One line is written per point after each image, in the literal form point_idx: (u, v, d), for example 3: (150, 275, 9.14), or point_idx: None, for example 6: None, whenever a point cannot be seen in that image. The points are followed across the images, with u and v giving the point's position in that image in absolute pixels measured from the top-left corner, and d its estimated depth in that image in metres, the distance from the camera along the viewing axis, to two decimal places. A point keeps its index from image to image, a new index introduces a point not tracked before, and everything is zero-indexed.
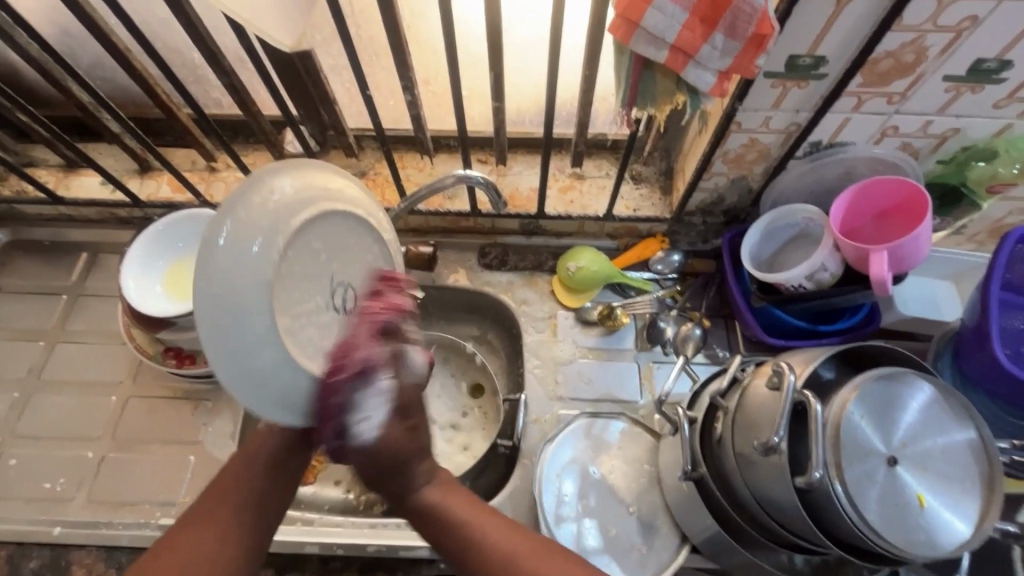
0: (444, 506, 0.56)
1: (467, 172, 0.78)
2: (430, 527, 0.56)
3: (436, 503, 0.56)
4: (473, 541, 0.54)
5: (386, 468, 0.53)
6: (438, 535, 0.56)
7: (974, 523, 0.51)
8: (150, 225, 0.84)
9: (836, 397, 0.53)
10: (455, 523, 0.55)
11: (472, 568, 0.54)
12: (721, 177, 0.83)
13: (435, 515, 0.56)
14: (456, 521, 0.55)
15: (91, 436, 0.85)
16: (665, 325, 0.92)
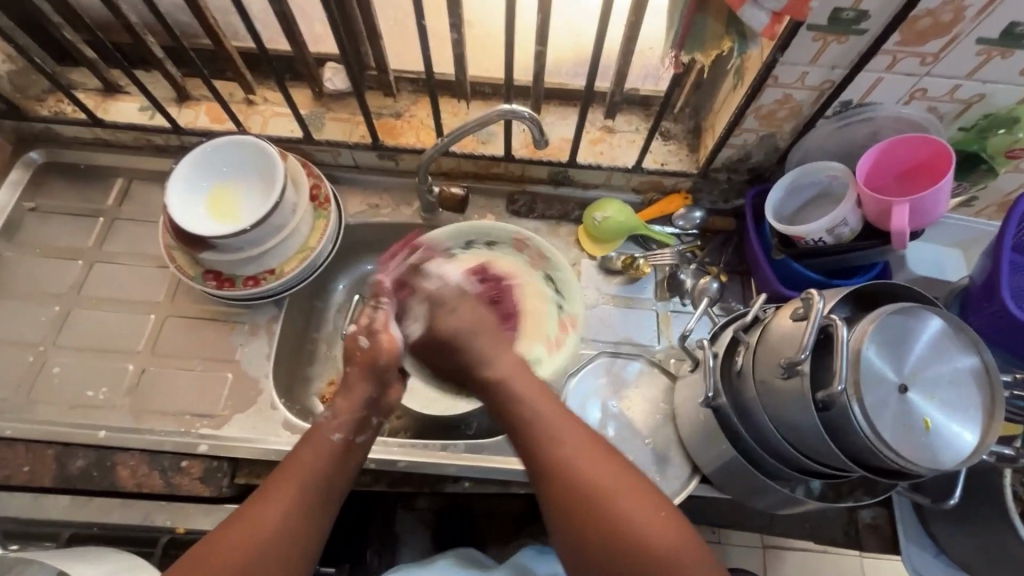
0: (516, 379, 0.69)
1: (512, 107, 0.77)
2: (495, 396, 0.69)
3: (503, 376, 0.70)
4: (540, 428, 0.64)
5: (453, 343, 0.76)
6: (507, 404, 0.67)
7: (976, 440, 0.56)
8: (195, 148, 0.85)
9: (856, 327, 0.57)
10: (523, 401, 0.67)
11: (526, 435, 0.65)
12: (751, 134, 0.86)
13: (498, 375, 0.70)
14: (535, 418, 0.65)
15: (130, 350, 0.88)
16: (684, 277, 0.97)
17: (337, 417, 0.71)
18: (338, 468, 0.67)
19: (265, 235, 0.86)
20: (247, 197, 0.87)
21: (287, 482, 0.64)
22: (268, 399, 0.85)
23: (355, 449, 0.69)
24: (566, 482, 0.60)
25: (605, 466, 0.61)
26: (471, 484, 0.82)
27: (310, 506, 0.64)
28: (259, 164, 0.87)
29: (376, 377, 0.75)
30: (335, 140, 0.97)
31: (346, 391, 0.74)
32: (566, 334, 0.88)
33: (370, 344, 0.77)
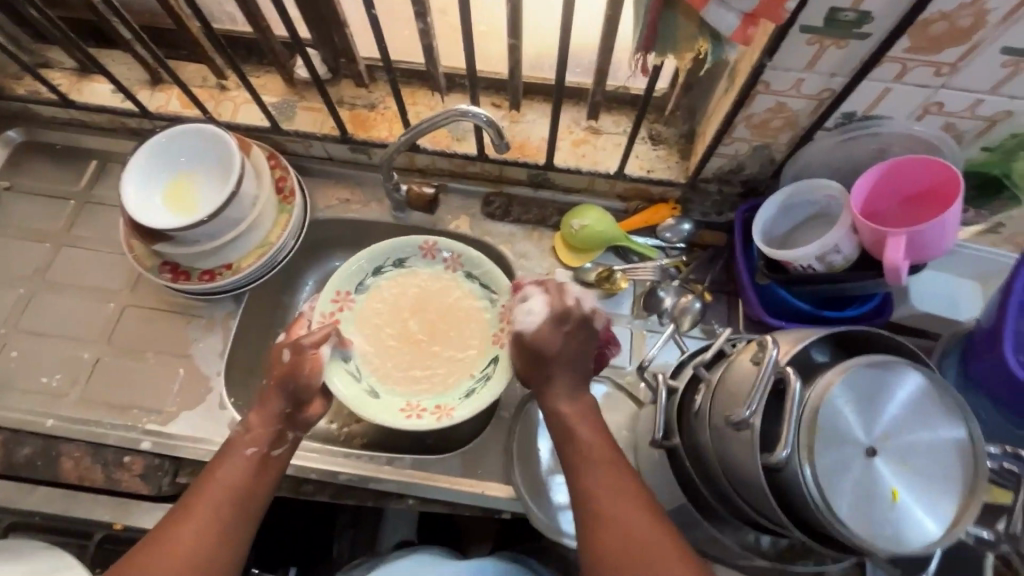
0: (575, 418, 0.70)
1: (468, 108, 0.73)
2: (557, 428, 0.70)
3: (565, 414, 0.70)
4: (584, 467, 0.65)
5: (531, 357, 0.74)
6: (565, 440, 0.69)
7: (946, 522, 0.49)
8: (149, 139, 0.83)
9: (820, 379, 0.50)
10: (580, 440, 0.68)
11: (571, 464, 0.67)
12: (743, 144, 0.78)
13: (561, 411, 0.71)
14: (586, 449, 0.67)
15: (87, 339, 0.87)
16: (664, 295, 0.89)
17: (250, 431, 0.70)
18: (254, 484, 0.67)
19: (221, 229, 0.82)
20: (206, 189, 0.85)
21: (204, 504, 0.64)
22: (217, 398, 0.83)
23: (270, 464, 0.70)
24: (588, 511, 0.63)
25: (618, 494, 0.62)
26: (416, 502, 0.79)
27: (228, 526, 0.64)
28: (218, 155, 0.84)
29: (290, 395, 0.74)
30: (304, 130, 0.94)
31: (260, 404, 0.73)
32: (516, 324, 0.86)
33: (295, 358, 0.76)
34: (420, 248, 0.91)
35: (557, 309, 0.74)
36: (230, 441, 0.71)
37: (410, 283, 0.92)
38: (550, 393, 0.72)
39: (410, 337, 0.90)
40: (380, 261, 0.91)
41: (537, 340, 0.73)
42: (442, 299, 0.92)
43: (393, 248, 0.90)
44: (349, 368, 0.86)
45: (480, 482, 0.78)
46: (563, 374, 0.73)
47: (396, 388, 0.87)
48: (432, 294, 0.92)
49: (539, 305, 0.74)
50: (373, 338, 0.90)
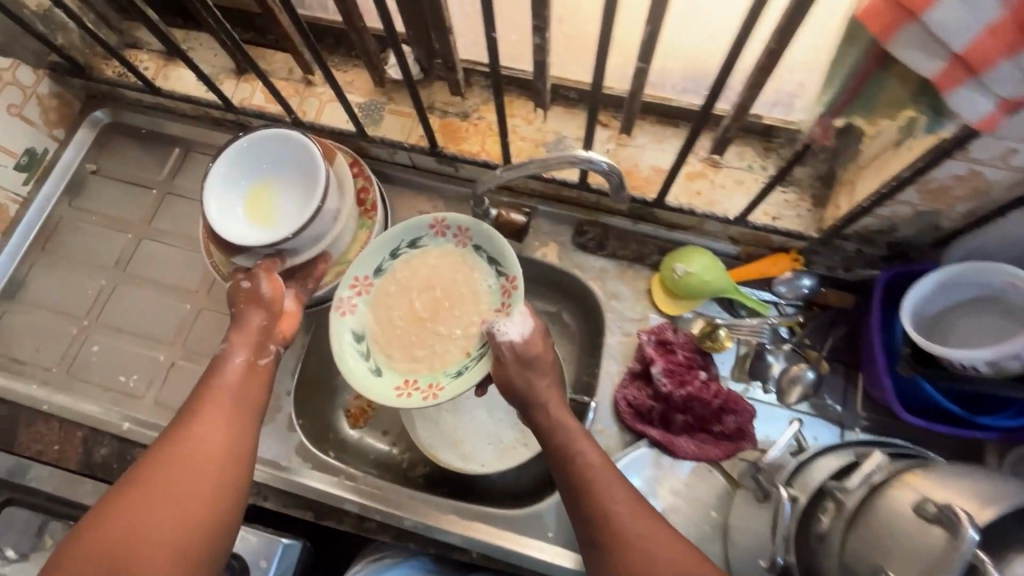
0: (558, 404, 0.68)
1: (589, 156, 0.62)
2: (547, 441, 0.67)
3: (549, 418, 0.68)
4: (586, 473, 0.63)
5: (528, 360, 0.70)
6: (559, 458, 0.65)
7: None
8: (233, 142, 0.78)
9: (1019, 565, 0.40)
10: (574, 448, 0.64)
11: (557, 463, 0.65)
12: (905, 207, 0.66)
13: (550, 415, 0.68)
14: (579, 458, 0.64)
15: (162, 340, 0.86)
16: (773, 360, 0.80)
17: (231, 344, 0.70)
18: (251, 389, 0.68)
19: (304, 246, 0.76)
20: (286, 199, 0.79)
21: (200, 412, 0.63)
22: (285, 419, 0.81)
23: (260, 370, 0.70)
24: (606, 528, 0.59)
25: (608, 484, 0.62)
26: (479, 556, 0.75)
27: (233, 428, 0.63)
28: (300, 163, 0.78)
29: (253, 339, 0.71)
30: (391, 137, 0.87)
31: (237, 325, 0.72)
32: (514, 300, 0.75)
33: (254, 284, 0.74)
34: (429, 227, 0.82)
35: (540, 324, 0.73)
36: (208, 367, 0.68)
37: (425, 265, 0.82)
38: (551, 405, 0.68)
39: (415, 317, 0.80)
40: (395, 243, 0.82)
41: (529, 349, 0.70)
42: (453, 278, 0.81)
43: (402, 228, 0.81)
44: (356, 348, 0.79)
45: (552, 547, 0.73)
46: (541, 383, 0.69)
47: (396, 366, 0.78)
48: (444, 274, 0.82)
49: (525, 323, 0.72)
50: (381, 320, 0.81)
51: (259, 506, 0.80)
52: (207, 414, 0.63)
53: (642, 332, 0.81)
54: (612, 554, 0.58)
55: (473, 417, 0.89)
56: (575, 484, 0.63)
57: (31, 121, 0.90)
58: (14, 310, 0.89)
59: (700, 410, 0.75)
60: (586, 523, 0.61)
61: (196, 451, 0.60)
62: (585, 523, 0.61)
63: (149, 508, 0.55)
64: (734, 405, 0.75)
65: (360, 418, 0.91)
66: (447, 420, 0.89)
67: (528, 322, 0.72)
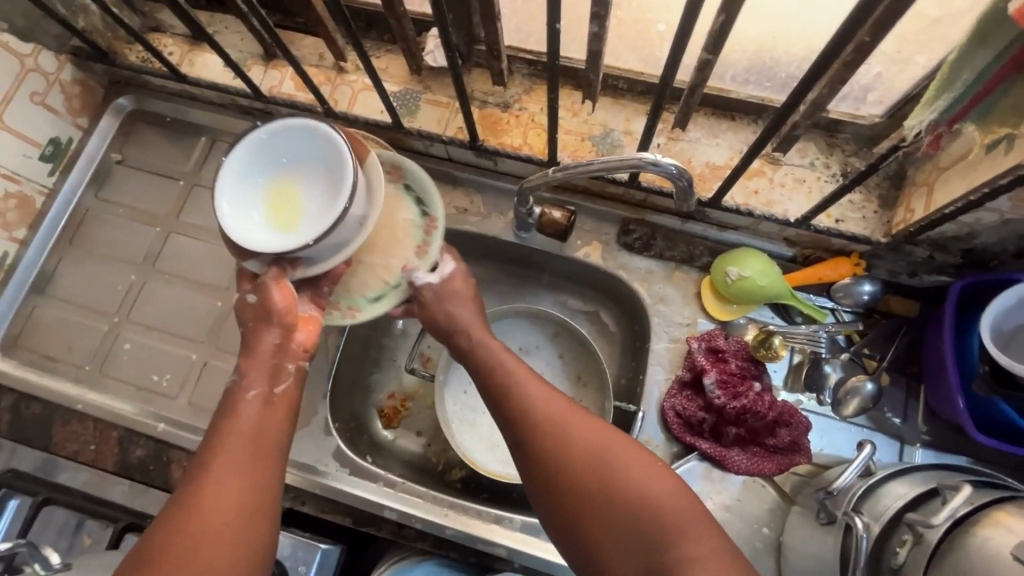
0: (494, 346, 0.68)
1: (654, 158, 0.57)
2: (488, 382, 0.65)
3: (484, 355, 0.67)
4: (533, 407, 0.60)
5: (447, 293, 0.72)
6: (497, 389, 0.64)
7: None
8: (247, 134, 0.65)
9: None
10: (522, 389, 0.62)
11: (501, 400, 0.63)
12: (992, 215, 0.61)
13: (493, 359, 0.66)
14: (518, 388, 0.62)
15: (195, 338, 0.84)
16: (831, 369, 0.76)
17: (245, 376, 0.63)
18: (272, 421, 0.62)
19: (318, 255, 0.64)
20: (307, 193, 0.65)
21: (219, 457, 0.57)
22: (321, 422, 0.79)
23: (278, 400, 0.63)
24: (551, 449, 0.57)
25: (575, 420, 0.58)
26: (523, 567, 0.73)
27: (256, 471, 0.58)
28: (321, 153, 0.65)
29: (268, 367, 0.64)
30: (428, 129, 0.82)
31: (248, 348, 0.65)
32: (433, 240, 0.72)
33: (265, 296, 0.65)
34: None
35: (462, 265, 0.75)
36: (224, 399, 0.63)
37: None
38: (471, 330, 0.70)
39: None
40: None
41: (449, 286, 0.72)
42: None
43: None
44: None
45: None
46: (463, 313, 0.72)
47: None
48: None
49: (446, 266, 0.74)
50: None
51: (294, 511, 0.80)
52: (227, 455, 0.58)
53: (691, 338, 0.78)
54: (548, 449, 0.57)
55: None
56: (522, 416, 0.60)
57: (54, 110, 0.86)
58: (44, 306, 0.88)
59: (753, 423, 0.72)
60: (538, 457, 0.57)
61: (217, 495, 0.55)
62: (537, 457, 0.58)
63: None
64: (790, 417, 0.72)
65: (394, 419, 0.90)
66: (484, 423, 0.88)
67: (449, 265, 0.73)
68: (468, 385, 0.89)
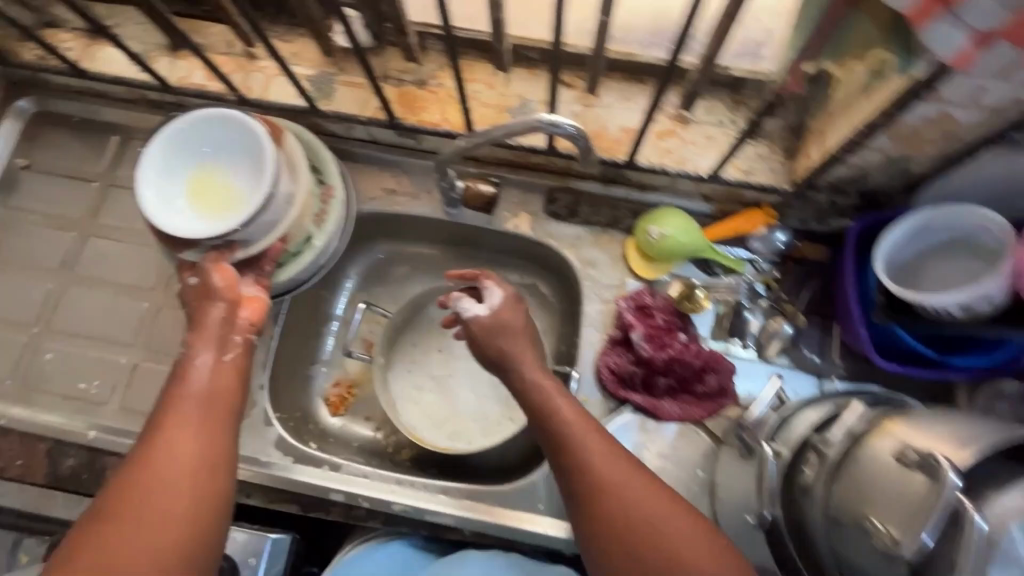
0: (554, 390, 0.64)
1: (554, 118, 0.59)
2: (547, 436, 0.62)
3: (542, 404, 0.64)
4: (593, 476, 0.58)
5: (492, 328, 0.68)
6: (557, 445, 0.61)
7: None
8: (167, 129, 0.70)
9: (992, 503, 0.41)
10: (583, 451, 0.59)
11: (559, 454, 0.60)
12: (877, 154, 0.65)
13: (556, 410, 0.63)
14: (582, 449, 0.59)
15: (122, 341, 0.82)
16: (751, 317, 0.79)
17: (192, 346, 0.64)
18: (224, 388, 0.63)
19: (248, 239, 0.69)
20: (233, 181, 0.71)
21: (169, 420, 0.58)
22: (261, 412, 0.78)
23: (228, 367, 0.65)
24: (615, 526, 0.55)
25: (636, 487, 0.57)
26: (472, 534, 0.75)
27: (208, 434, 0.59)
28: (241, 144, 0.71)
29: (215, 336, 0.65)
30: (345, 110, 0.82)
31: (199, 323, 0.66)
32: (332, 206, 0.78)
33: (204, 279, 0.67)
34: None
35: (511, 293, 0.71)
36: (175, 366, 0.64)
37: None
38: (526, 369, 0.67)
39: None
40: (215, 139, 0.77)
41: (499, 319, 0.69)
42: None
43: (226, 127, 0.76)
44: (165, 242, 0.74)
45: (543, 519, 0.74)
46: (515, 348, 0.68)
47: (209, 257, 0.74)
48: None
49: (493, 295, 0.71)
50: None
51: (242, 505, 0.79)
52: (179, 420, 0.59)
53: (620, 299, 0.80)
54: (610, 524, 0.55)
55: (454, 395, 0.88)
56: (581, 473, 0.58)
57: None
58: None
59: (682, 372, 0.75)
60: (601, 532, 0.56)
61: (168, 456, 0.56)
62: (599, 531, 0.56)
63: (130, 530, 0.52)
64: (715, 364, 0.75)
65: (341, 406, 0.89)
66: (429, 399, 0.88)
67: (497, 293, 0.71)
68: (410, 365, 0.90)
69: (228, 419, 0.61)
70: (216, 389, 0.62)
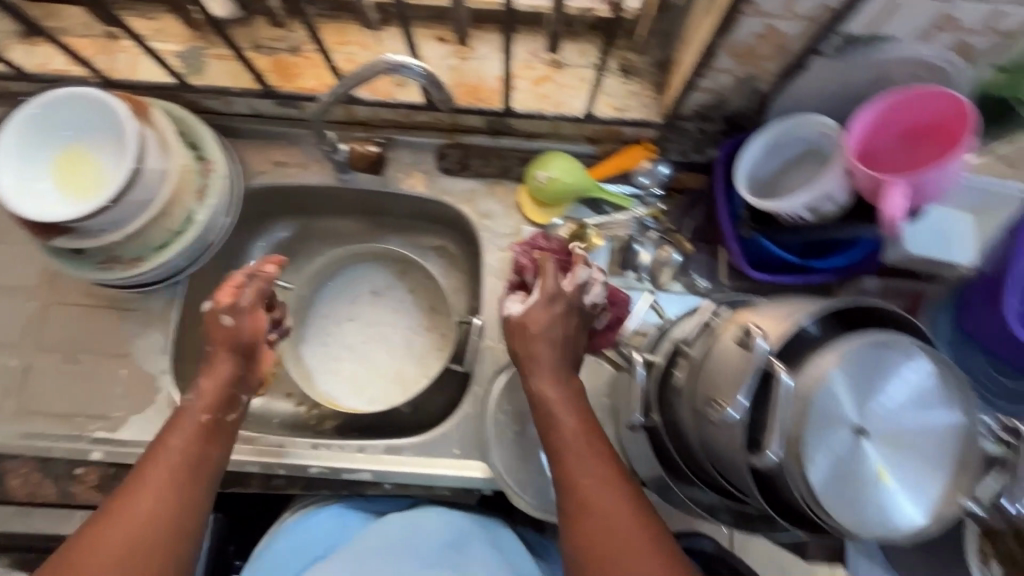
0: (561, 404, 0.62)
1: (401, 59, 0.60)
2: (553, 447, 0.61)
3: (555, 418, 0.62)
4: (582, 493, 0.58)
5: (521, 327, 0.64)
6: (559, 456, 0.60)
7: (926, 510, 0.46)
8: (17, 114, 0.69)
9: (813, 364, 0.45)
10: (579, 467, 0.59)
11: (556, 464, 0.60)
12: (726, 75, 0.68)
13: (567, 426, 0.61)
14: (581, 464, 0.59)
15: (11, 344, 0.79)
16: (640, 249, 0.82)
17: (195, 394, 0.61)
18: (209, 451, 0.59)
19: (123, 218, 0.70)
20: (100, 160, 0.71)
21: (145, 475, 0.56)
22: (167, 397, 0.77)
23: (219, 430, 0.60)
24: (592, 539, 0.56)
25: (631, 534, 0.55)
26: (394, 486, 0.76)
27: (177, 496, 0.56)
28: (102, 121, 0.70)
29: (220, 393, 0.61)
30: (218, 84, 0.80)
31: (207, 368, 0.62)
32: (211, 181, 0.77)
33: (236, 321, 0.63)
34: None
35: (545, 296, 0.64)
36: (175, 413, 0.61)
37: None
38: (546, 378, 0.63)
39: None
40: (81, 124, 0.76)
41: (520, 321, 0.64)
42: None
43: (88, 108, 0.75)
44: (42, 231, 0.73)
45: (458, 462, 0.76)
46: (541, 353, 0.63)
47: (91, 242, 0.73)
48: None
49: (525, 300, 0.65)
50: None
51: None
52: (155, 477, 0.56)
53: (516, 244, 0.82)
54: (588, 537, 0.56)
55: (371, 360, 0.89)
56: (578, 508, 0.58)
57: None
58: None
59: None
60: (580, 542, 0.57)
61: (135, 514, 0.54)
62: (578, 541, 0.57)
63: None
64: None
65: None
66: (348, 368, 0.89)
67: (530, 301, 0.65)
68: (325, 336, 0.90)
69: (205, 481, 0.58)
70: (199, 452, 0.58)
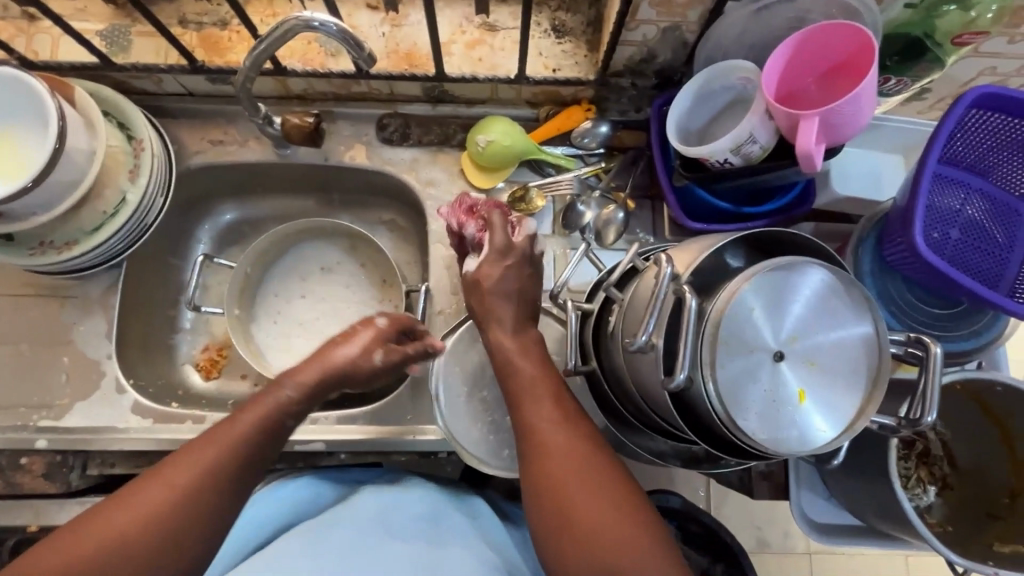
0: (522, 355, 0.62)
1: (316, 16, 0.60)
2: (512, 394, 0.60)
3: (521, 372, 0.61)
4: (541, 444, 0.55)
5: (478, 284, 0.66)
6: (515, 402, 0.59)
7: (840, 427, 0.48)
8: None
9: (726, 288, 0.47)
10: (540, 417, 0.57)
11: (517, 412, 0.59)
12: (650, 27, 0.69)
13: (529, 375, 0.60)
14: (539, 413, 0.57)
15: None
16: (584, 209, 0.82)
17: (295, 378, 0.59)
18: (268, 446, 0.55)
19: (50, 201, 0.68)
20: (24, 141, 0.69)
21: (200, 451, 0.52)
22: (113, 381, 0.76)
23: (289, 431, 0.57)
24: (548, 490, 0.52)
25: (590, 478, 0.52)
26: (348, 455, 0.79)
27: (222, 485, 0.51)
28: (23, 101, 0.68)
29: (319, 397, 0.60)
30: (144, 61, 0.78)
31: (314, 360, 0.61)
32: (144, 161, 0.75)
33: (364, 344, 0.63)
34: None
35: (499, 252, 0.67)
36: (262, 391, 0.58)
37: None
38: (506, 331, 0.64)
39: None
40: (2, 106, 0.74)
41: (478, 274, 0.66)
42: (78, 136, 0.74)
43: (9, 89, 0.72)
44: None
45: (411, 427, 0.77)
46: (504, 309, 0.64)
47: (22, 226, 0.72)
48: None
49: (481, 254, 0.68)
50: None
51: (114, 477, 0.77)
52: (203, 454, 0.52)
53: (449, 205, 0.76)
54: (548, 491, 0.53)
55: (324, 336, 0.89)
56: (534, 447, 0.55)
57: None
58: None
59: None
60: (536, 493, 0.53)
61: (175, 488, 0.50)
62: (535, 493, 0.54)
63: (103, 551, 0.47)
64: None
65: (213, 369, 0.87)
66: (298, 343, 0.89)
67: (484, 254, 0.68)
68: (276, 315, 0.90)
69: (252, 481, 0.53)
70: (260, 447, 0.54)
